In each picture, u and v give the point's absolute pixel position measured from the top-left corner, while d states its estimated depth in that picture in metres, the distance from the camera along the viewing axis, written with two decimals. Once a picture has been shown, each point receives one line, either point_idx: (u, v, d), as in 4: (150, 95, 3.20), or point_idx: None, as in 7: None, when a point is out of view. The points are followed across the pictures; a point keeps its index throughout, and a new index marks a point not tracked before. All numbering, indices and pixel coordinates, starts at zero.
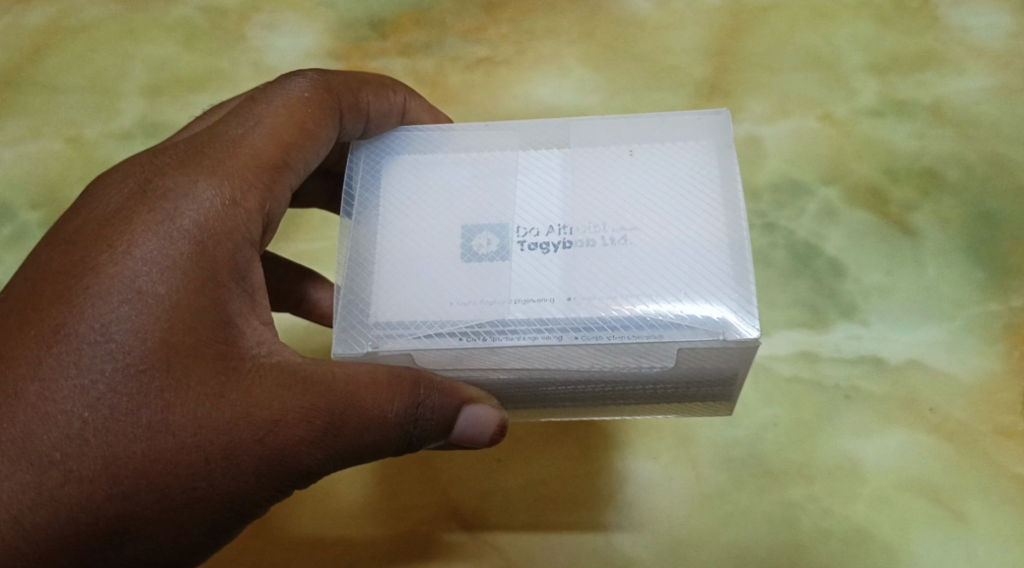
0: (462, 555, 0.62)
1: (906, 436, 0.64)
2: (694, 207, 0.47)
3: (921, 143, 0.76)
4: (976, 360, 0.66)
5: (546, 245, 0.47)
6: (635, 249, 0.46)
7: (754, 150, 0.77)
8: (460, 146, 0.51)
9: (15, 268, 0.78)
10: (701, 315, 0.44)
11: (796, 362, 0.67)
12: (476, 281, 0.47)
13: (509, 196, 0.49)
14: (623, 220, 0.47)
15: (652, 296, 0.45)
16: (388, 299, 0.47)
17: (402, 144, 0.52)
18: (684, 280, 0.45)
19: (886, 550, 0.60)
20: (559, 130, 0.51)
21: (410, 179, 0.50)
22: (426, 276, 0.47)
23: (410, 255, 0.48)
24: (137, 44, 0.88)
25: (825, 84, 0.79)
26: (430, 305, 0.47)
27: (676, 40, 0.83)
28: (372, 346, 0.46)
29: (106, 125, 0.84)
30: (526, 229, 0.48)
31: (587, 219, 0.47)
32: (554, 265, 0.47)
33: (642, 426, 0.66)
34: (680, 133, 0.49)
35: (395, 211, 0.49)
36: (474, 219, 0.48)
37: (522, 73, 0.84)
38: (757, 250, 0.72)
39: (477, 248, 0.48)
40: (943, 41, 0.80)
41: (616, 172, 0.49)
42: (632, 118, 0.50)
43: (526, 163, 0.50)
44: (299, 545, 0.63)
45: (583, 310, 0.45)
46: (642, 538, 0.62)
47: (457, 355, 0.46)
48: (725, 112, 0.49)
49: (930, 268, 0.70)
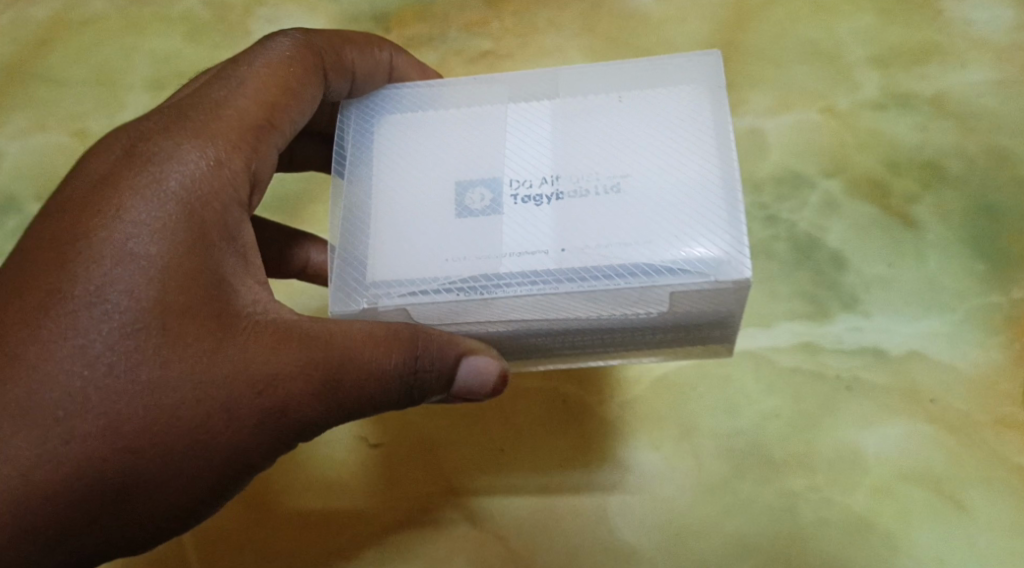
0: (463, 544, 0.62)
1: (908, 426, 0.64)
2: (684, 150, 0.47)
3: (924, 135, 0.76)
4: (977, 352, 0.66)
5: (538, 197, 0.47)
6: (630, 192, 0.47)
7: (756, 143, 0.77)
8: (449, 98, 0.52)
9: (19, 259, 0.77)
10: (694, 259, 0.44)
11: (798, 353, 0.67)
12: (466, 235, 0.47)
13: (500, 148, 0.49)
14: (616, 165, 0.47)
15: (643, 244, 0.45)
16: (384, 258, 0.48)
17: (391, 99, 0.52)
18: (679, 219, 0.45)
19: (885, 539, 0.61)
20: (550, 79, 0.51)
21: (403, 133, 0.51)
22: (419, 235, 0.48)
23: (402, 212, 0.49)
24: (142, 37, 0.89)
25: (826, 77, 0.80)
26: (421, 264, 0.47)
27: (679, 33, 0.84)
28: (365, 301, 0.47)
29: (111, 118, 0.84)
30: (518, 181, 0.48)
31: (579, 167, 0.48)
32: (544, 214, 0.47)
33: (643, 416, 0.66)
34: (670, 75, 0.50)
35: (387, 166, 0.50)
36: (465, 175, 0.49)
37: (525, 66, 0.84)
38: (759, 243, 0.73)
39: (470, 203, 0.48)
40: (947, 35, 0.81)
41: (605, 120, 0.49)
42: (620, 65, 0.50)
43: (516, 113, 0.50)
44: (304, 532, 0.64)
45: (575, 259, 0.45)
46: (642, 527, 0.62)
47: (454, 310, 0.47)
48: (714, 53, 0.49)
49: (933, 260, 0.70)
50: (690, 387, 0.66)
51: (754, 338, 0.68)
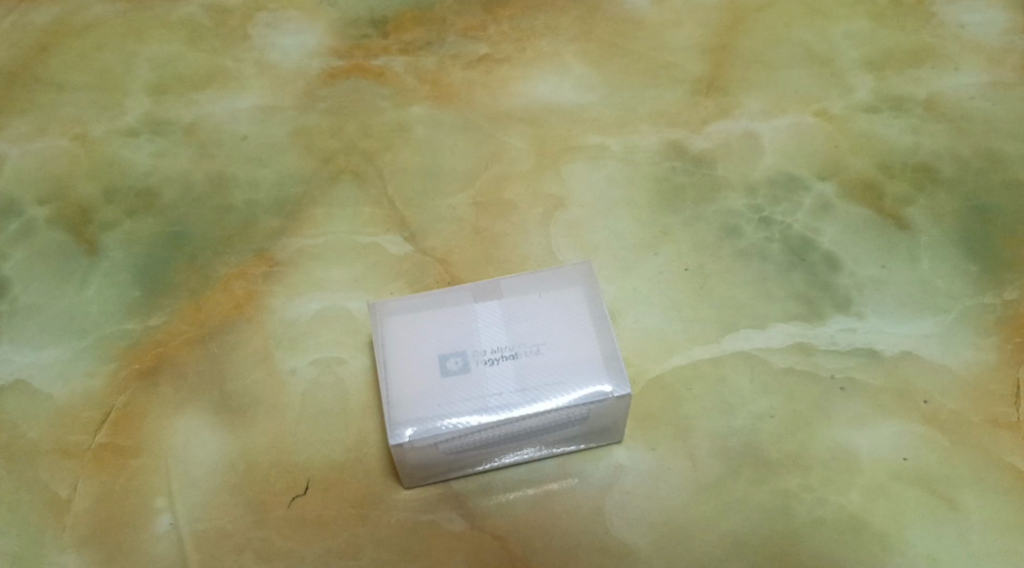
0: (460, 543, 0.62)
1: (900, 426, 0.65)
2: (579, 305, 0.62)
3: (916, 138, 0.79)
4: (969, 352, 0.67)
5: (498, 367, 0.60)
6: (549, 357, 0.60)
7: (749, 146, 0.79)
8: (431, 316, 0.62)
9: (9, 258, 0.76)
10: (593, 386, 0.59)
11: (793, 353, 0.68)
12: (454, 393, 0.59)
13: (471, 338, 0.61)
14: (539, 336, 0.61)
15: (559, 372, 0.59)
16: (399, 410, 0.58)
17: (394, 324, 0.62)
18: (583, 365, 0.60)
19: (880, 538, 0.60)
20: (493, 288, 0.64)
21: (404, 345, 0.61)
22: (422, 385, 0.59)
23: (408, 382, 0.59)
24: (143, 42, 0.90)
25: (821, 80, 0.83)
26: (434, 417, 0.58)
27: (673, 39, 0.87)
28: (408, 437, 0.57)
29: (111, 122, 0.85)
30: (483, 361, 0.60)
31: (516, 332, 0.61)
32: (506, 370, 0.59)
33: (638, 417, 0.66)
34: (572, 285, 0.63)
35: (394, 378, 0.60)
36: (444, 351, 0.61)
37: (522, 71, 0.86)
38: (753, 244, 0.73)
39: (453, 378, 0.59)
40: (939, 38, 0.85)
41: (533, 310, 0.62)
42: (542, 276, 0.64)
43: (480, 318, 0.62)
44: (301, 532, 0.62)
45: (523, 399, 0.58)
46: (637, 527, 0.62)
47: (455, 454, 0.60)
48: (590, 264, 0.65)
49: (925, 261, 0.72)
50: (685, 388, 0.67)
51: (748, 339, 0.69)
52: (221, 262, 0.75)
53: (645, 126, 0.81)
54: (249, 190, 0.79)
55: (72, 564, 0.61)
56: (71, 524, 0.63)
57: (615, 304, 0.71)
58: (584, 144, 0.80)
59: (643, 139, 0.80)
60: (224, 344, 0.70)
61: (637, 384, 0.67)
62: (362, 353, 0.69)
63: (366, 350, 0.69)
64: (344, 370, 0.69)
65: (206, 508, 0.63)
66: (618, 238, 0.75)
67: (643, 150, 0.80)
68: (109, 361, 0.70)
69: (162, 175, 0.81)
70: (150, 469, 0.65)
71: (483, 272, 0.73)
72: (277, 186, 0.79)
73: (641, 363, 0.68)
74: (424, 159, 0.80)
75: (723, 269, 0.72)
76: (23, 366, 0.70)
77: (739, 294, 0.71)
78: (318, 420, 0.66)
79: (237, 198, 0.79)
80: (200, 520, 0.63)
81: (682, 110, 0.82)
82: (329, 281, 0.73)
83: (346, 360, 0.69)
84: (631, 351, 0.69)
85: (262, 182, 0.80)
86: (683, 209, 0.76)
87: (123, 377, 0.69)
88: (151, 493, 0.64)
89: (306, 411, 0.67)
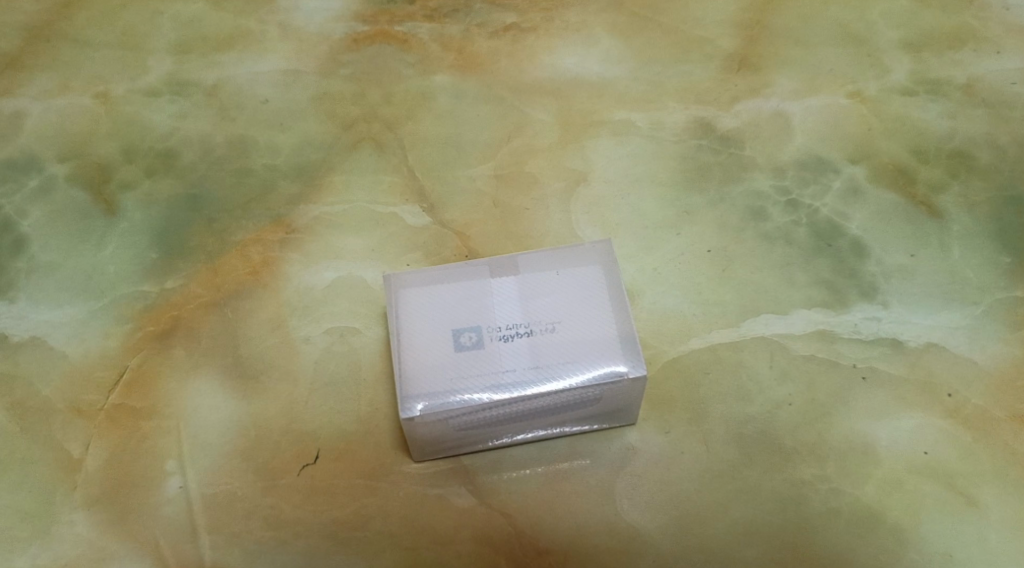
0: (467, 518, 0.61)
1: (921, 419, 0.63)
2: (596, 283, 0.61)
3: (952, 124, 0.76)
4: (996, 346, 0.65)
5: (512, 344, 0.59)
6: (564, 336, 0.59)
7: (780, 126, 0.77)
8: (447, 289, 0.61)
9: (27, 215, 0.76)
10: (608, 367, 0.58)
11: (814, 341, 0.66)
12: (466, 369, 0.58)
13: (487, 313, 0.60)
14: (554, 313, 0.60)
15: (574, 352, 0.58)
16: (413, 385, 0.58)
17: (411, 295, 0.61)
18: (598, 344, 0.59)
19: (894, 532, 0.59)
20: (510, 264, 0.63)
21: (420, 317, 0.60)
22: (435, 360, 0.58)
23: (422, 356, 0.59)
24: (168, 2, 0.89)
25: (857, 60, 0.81)
26: (445, 392, 0.57)
27: (706, 14, 0.85)
28: (419, 411, 0.57)
29: (133, 81, 0.84)
30: (497, 337, 0.59)
31: (531, 308, 0.60)
32: (519, 347, 0.59)
33: (653, 400, 0.65)
34: (590, 263, 0.62)
35: (408, 351, 0.59)
36: (459, 326, 0.60)
37: (549, 42, 0.84)
38: (779, 227, 0.72)
39: (467, 352, 0.59)
40: (982, 21, 0.82)
41: (550, 287, 0.61)
42: (560, 252, 0.63)
43: (497, 293, 0.61)
44: (310, 500, 0.62)
45: (536, 378, 0.57)
46: (647, 510, 0.61)
47: (466, 430, 0.60)
48: (609, 241, 0.64)
49: (955, 251, 0.70)
50: (702, 371, 0.66)
51: (769, 325, 0.67)
52: (239, 226, 0.74)
53: (673, 102, 0.79)
54: (268, 155, 0.78)
55: (83, 523, 0.62)
56: (82, 484, 0.63)
57: (634, 283, 0.70)
58: (608, 119, 0.79)
59: (670, 115, 0.79)
60: (238, 310, 0.70)
61: (653, 366, 0.66)
62: (376, 323, 0.69)
63: (380, 321, 0.69)
64: (358, 340, 0.68)
65: (217, 473, 0.63)
66: (640, 216, 0.73)
67: (669, 127, 0.78)
68: (125, 322, 0.69)
69: (182, 137, 0.80)
70: (162, 432, 0.65)
71: (502, 246, 0.72)
72: (297, 151, 0.78)
73: (658, 345, 0.67)
74: (446, 129, 0.79)
75: (746, 252, 0.71)
76: (38, 324, 0.70)
77: (762, 279, 0.69)
78: (330, 390, 0.66)
79: (257, 162, 0.78)
80: (210, 484, 0.63)
81: (712, 86, 0.80)
82: (346, 250, 0.72)
83: (360, 331, 0.69)
84: (648, 332, 0.67)
85: (282, 147, 0.79)
86: (707, 189, 0.74)
87: (137, 339, 0.69)
88: (162, 456, 0.64)
89: (317, 379, 0.66)
